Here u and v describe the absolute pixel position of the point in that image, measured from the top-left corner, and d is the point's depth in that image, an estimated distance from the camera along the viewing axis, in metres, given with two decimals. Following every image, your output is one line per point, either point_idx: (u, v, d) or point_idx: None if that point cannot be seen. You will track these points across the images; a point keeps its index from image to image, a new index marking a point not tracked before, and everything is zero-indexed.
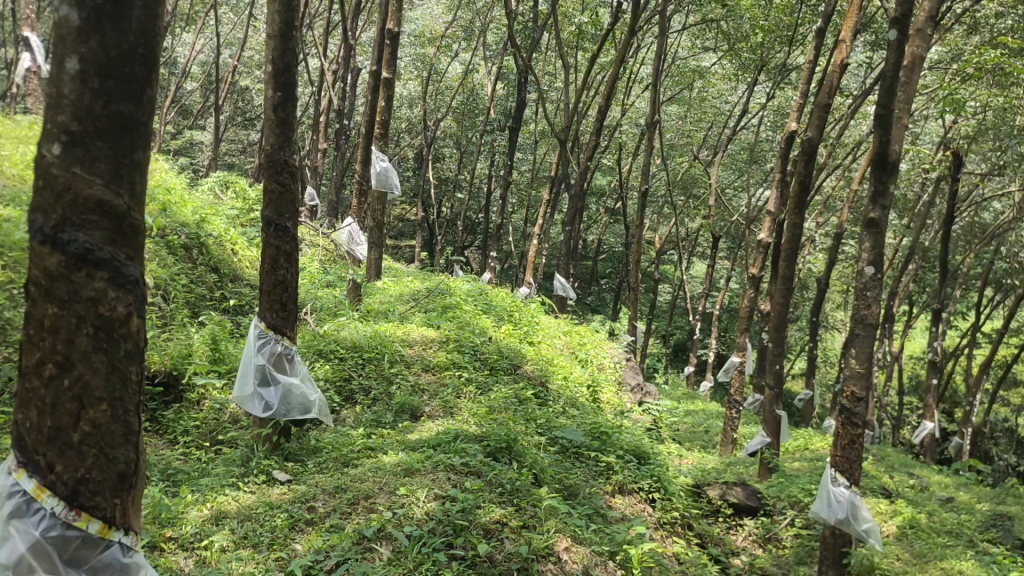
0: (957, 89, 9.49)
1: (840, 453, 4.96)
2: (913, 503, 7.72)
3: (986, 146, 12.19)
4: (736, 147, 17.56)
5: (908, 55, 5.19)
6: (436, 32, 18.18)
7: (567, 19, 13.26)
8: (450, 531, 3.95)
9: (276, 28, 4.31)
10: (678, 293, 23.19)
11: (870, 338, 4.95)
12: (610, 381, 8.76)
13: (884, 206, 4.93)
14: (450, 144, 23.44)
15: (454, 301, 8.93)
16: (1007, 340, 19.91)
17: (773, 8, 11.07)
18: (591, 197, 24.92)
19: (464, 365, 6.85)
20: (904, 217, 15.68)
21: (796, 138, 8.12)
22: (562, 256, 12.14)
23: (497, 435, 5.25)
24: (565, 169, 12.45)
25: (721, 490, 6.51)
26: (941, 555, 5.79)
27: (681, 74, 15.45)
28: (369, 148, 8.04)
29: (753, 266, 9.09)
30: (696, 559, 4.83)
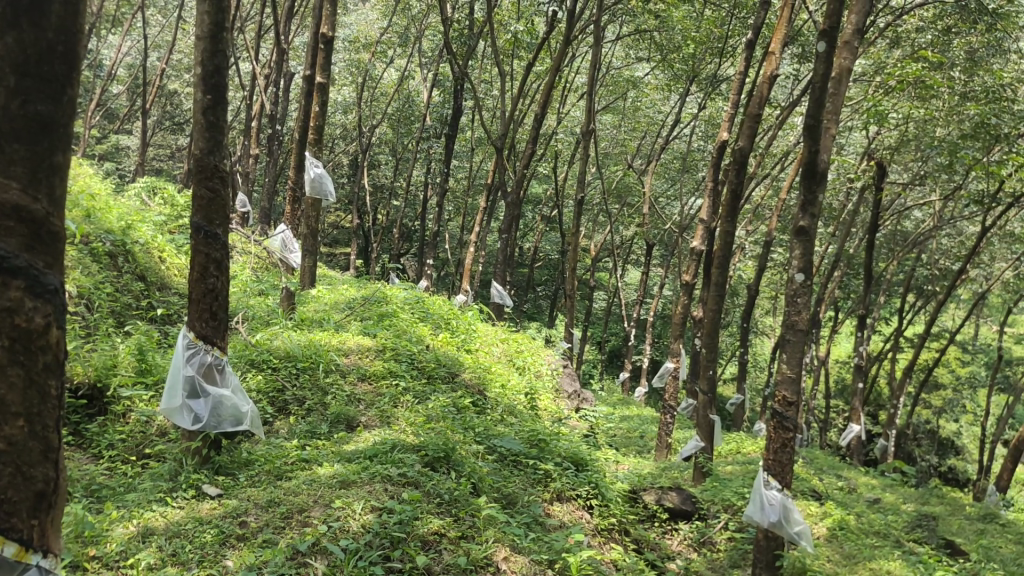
0: (881, 102, 9.80)
1: (773, 457, 5.05)
2: (842, 505, 7.90)
3: (907, 157, 12.61)
4: (669, 156, 17.85)
5: (835, 67, 5.34)
6: (371, 38, 18.04)
7: (503, 27, 13.28)
8: (387, 543, 3.89)
9: (205, 29, 4.16)
10: (613, 300, 23.43)
11: (800, 344, 5.06)
12: (547, 389, 8.76)
13: (813, 214, 5.04)
14: (385, 150, 23.31)
15: (390, 309, 8.83)
16: (928, 345, 20.61)
17: (704, 20, 11.28)
18: (527, 205, 25.04)
19: (401, 374, 6.78)
20: (830, 225, 16.13)
21: (728, 147, 8.26)
22: (499, 264, 12.14)
23: (435, 445, 5.20)
24: (502, 177, 12.44)
25: (656, 495, 6.57)
26: (870, 556, 5.94)
27: (615, 83, 15.61)
28: (302, 153, 7.91)
29: (687, 273, 9.20)
30: (634, 565, 4.86)
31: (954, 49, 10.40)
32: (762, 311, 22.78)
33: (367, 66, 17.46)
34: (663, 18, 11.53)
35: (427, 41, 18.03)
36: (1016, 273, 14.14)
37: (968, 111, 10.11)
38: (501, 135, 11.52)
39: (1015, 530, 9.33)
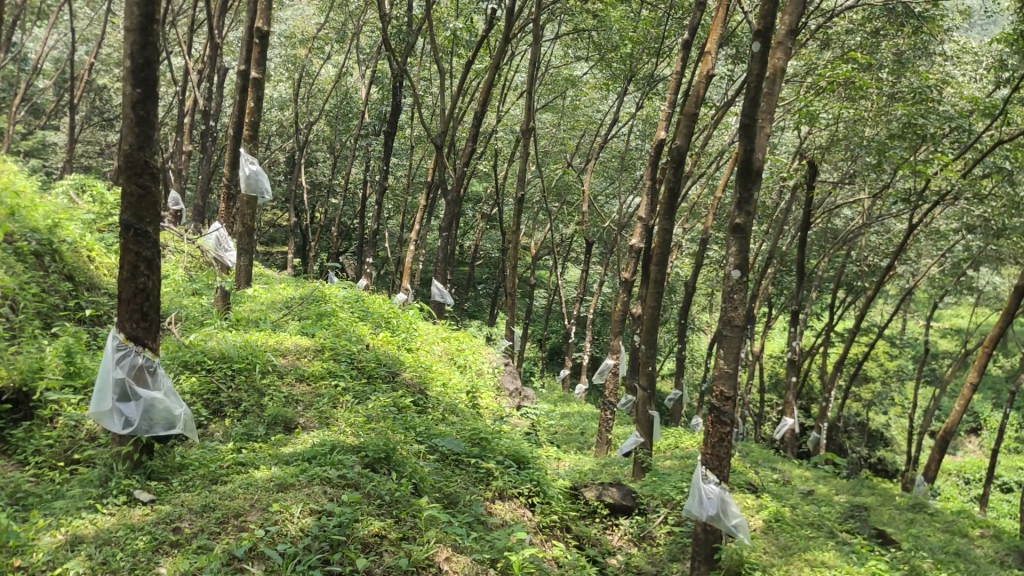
0: (813, 101, 10.04)
1: (710, 451, 5.12)
2: (778, 497, 8.06)
3: (837, 156, 12.94)
4: (607, 155, 18.00)
5: (770, 67, 5.43)
6: (308, 33, 17.80)
7: (442, 24, 13.22)
8: (327, 546, 3.84)
9: (134, 21, 4.02)
10: (553, 297, 23.53)
11: (736, 340, 5.16)
12: (488, 387, 8.75)
13: (748, 212, 5.12)
14: (323, 148, 23.04)
15: (329, 308, 8.70)
16: (858, 339, 21.18)
17: (641, 19, 11.42)
18: (467, 203, 25.00)
19: (340, 374, 6.69)
20: (764, 223, 16.46)
21: (665, 146, 8.34)
22: (439, 262, 12.07)
23: (376, 445, 5.14)
24: (442, 175, 12.36)
25: (597, 491, 6.61)
26: (804, 547, 6.07)
27: (554, 82, 15.64)
28: (237, 150, 7.75)
29: (626, 271, 9.28)
30: (576, 562, 4.89)
31: (882, 50, 10.72)
32: (698, 308, 23.15)
33: (304, 62, 17.22)
34: (601, 17, 11.59)
35: (365, 37, 17.85)
36: (942, 269, 14.61)
37: (895, 111, 10.42)
38: (441, 132, 11.46)
39: (941, 518, 9.63)
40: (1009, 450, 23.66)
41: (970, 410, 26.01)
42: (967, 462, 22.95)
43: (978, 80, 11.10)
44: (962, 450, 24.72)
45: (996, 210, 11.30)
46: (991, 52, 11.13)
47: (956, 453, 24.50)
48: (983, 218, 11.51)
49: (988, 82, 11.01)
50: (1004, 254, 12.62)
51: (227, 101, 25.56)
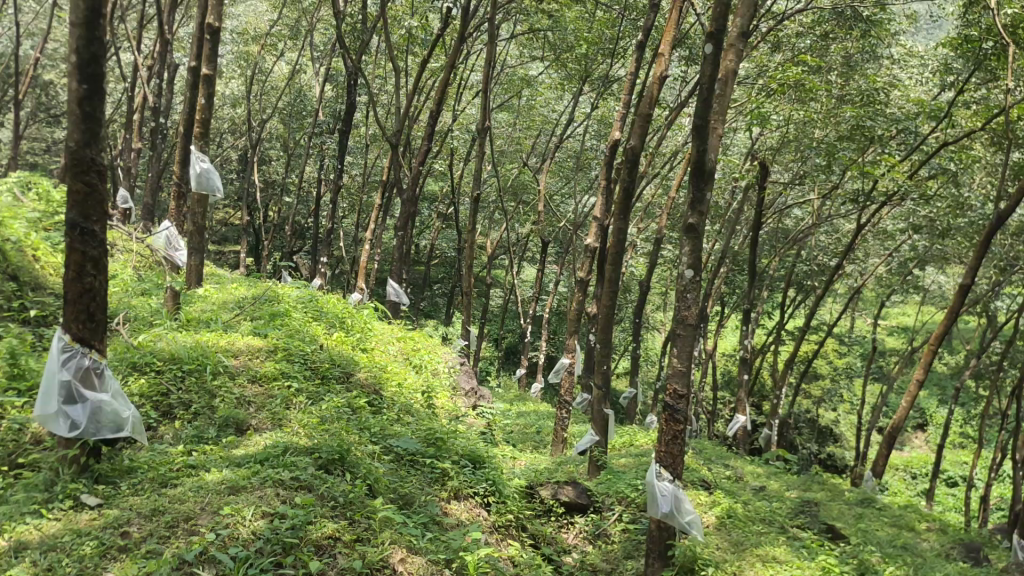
0: (764, 103, 10.20)
1: (664, 448, 5.17)
2: (731, 493, 8.16)
3: (788, 157, 13.15)
4: (563, 155, 18.06)
5: (721, 69, 5.49)
6: (261, 29, 17.58)
7: (397, 22, 13.14)
8: (279, 550, 3.81)
9: (80, 16, 3.92)
10: (509, 297, 23.55)
11: (689, 338, 5.21)
12: (444, 387, 8.73)
13: (701, 212, 5.19)
14: (276, 146, 22.79)
15: (282, 308, 8.60)
16: (809, 337, 21.55)
17: (596, 20, 11.51)
18: (422, 202, 24.91)
19: (294, 375, 6.61)
20: (717, 223, 16.67)
21: (619, 147, 8.38)
22: (395, 262, 12.00)
23: (330, 446, 5.10)
24: (398, 173, 12.29)
25: (553, 489, 6.64)
26: (756, 543, 6.15)
27: (510, 81, 15.63)
28: (188, 147, 7.62)
29: (581, 270, 9.32)
30: (531, 561, 4.92)
31: (831, 53, 10.93)
32: (653, 307, 23.36)
33: (256, 59, 16.99)
34: (555, 18, 11.63)
35: (319, 34, 17.68)
36: (889, 268, 14.93)
37: (844, 113, 10.62)
38: (396, 131, 11.39)
39: (889, 513, 9.83)
40: (954, 444, 24.23)
41: (917, 406, 26.60)
42: (914, 457, 23.46)
43: (924, 83, 11.36)
44: (909, 446, 25.25)
45: (940, 211, 11.57)
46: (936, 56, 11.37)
47: (903, 448, 25.04)
48: (928, 218, 11.79)
49: (933, 85, 11.27)
50: (949, 253, 12.93)
51: (178, 98, 25.12)
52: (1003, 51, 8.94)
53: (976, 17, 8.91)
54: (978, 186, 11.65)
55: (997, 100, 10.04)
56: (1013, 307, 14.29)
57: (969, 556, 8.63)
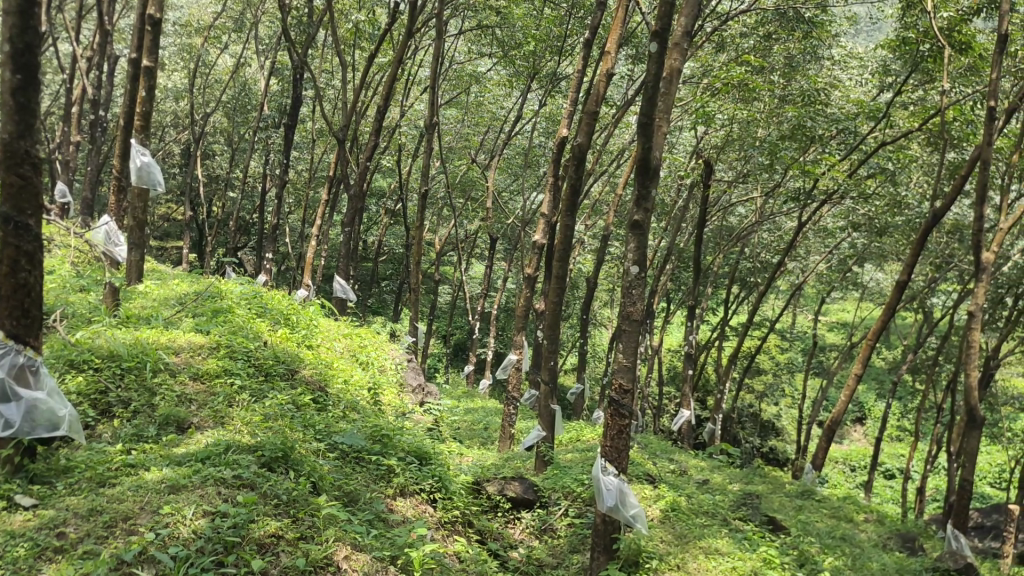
0: (708, 102, 10.37)
1: (610, 443, 5.22)
2: (675, 487, 8.28)
3: (731, 156, 13.37)
4: (511, 151, 18.09)
5: (666, 67, 5.55)
6: (204, 21, 17.19)
7: (344, 17, 13.03)
8: (221, 549, 3.76)
9: (13, 3, 3.81)
10: (457, 293, 23.53)
11: (634, 334, 5.27)
12: (391, 383, 8.69)
13: (647, 209, 5.26)
14: (221, 140, 22.46)
15: (225, 304, 8.47)
16: (752, 333, 21.95)
17: (544, 18, 11.57)
18: (370, 198, 24.76)
19: (237, 372, 6.50)
20: (662, 220, 16.89)
21: (567, 144, 8.42)
22: (342, 258, 11.89)
23: (273, 444, 5.03)
24: (345, 168, 12.17)
25: (499, 485, 6.65)
26: (700, 535, 6.25)
27: (458, 78, 15.60)
28: (128, 140, 7.45)
29: (529, 266, 9.36)
30: (477, 557, 4.95)
31: (774, 54, 11.16)
32: (600, 303, 23.57)
33: (199, 51, 16.68)
34: (503, 14, 11.65)
35: (264, 27, 17.43)
36: (829, 266, 15.28)
37: (786, 112, 10.82)
38: (343, 126, 11.27)
39: (828, 504, 10.07)
40: (892, 437, 24.86)
41: (856, 400, 27.24)
42: (853, 450, 24.04)
43: (863, 84, 11.63)
44: (848, 439, 25.82)
45: (878, 209, 11.86)
46: (876, 58, 11.63)
47: (842, 441, 25.60)
48: (866, 217, 12.09)
49: (872, 86, 11.54)
50: (886, 251, 13.26)
51: (119, 90, 24.57)
52: (938, 53, 9.20)
53: (914, 19, 9.14)
54: (915, 186, 11.96)
55: (933, 102, 10.32)
56: (946, 304, 14.71)
57: (904, 546, 8.87)
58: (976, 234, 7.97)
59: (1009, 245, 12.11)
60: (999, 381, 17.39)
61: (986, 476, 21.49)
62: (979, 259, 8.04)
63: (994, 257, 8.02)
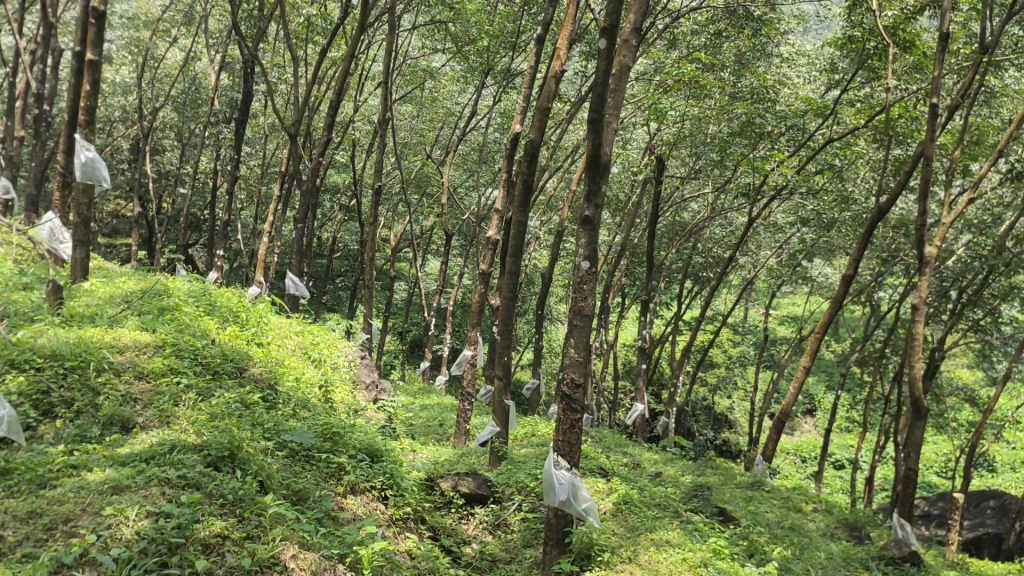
0: (660, 99, 10.49)
1: (561, 438, 5.27)
2: (627, 480, 8.33)
3: (684, 151, 13.52)
4: (466, 147, 18.06)
5: (616, 63, 5.53)
6: (152, 15, 17.00)
7: (296, 11, 12.90)
8: (164, 549, 3.73)
9: None
10: (413, 289, 23.42)
11: (586, 329, 5.32)
12: (343, 381, 8.61)
13: (596, 205, 5.31)
14: (170, 136, 22.11)
15: (172, 302, 8.33)
16: (705, 328, 22.18)
17: (497, 14, 11.60)
18: (324, 194, 24.56)
19: (183, 371, 6.38)
20: (617, 216, 17.02)
21: (520, 140, 8.42)
22: (295, 255, 11.70)
23: (220, 443, 4.95)
24: (296, 163, 12.01)
25: (453, 481, 6.62)
26: (651, 528, 6.32)
27: (411, 73, 15.50)
28: (71, 135, 7.26)
29: (483, 261, 9.34)
30: (429, 553, 4.95)
31: (724, 51, 11.33)
32: (556, 298, 23.67)
33: (147, 44, 16.35)
34: (456, 10, 11.65)
35: (215, 21, 17.18)
36: (780, 260, 15.49)
37: (736, 110, 10.97)
38: (294, 121, 11.12)
39: (778, 495, 10.23)
40: (841, 429, 25.28)
41: (806, 392, 27.71)
42: (804, 442, 24.41)
43: (810, 81, 11.84)
44: (799, 431, 26.21)
45: (826, 204, 12.05)
46: (823, 56, 11.87)
47: (793, 432, 25.99)
48: (815, 212, 12.30)
49: (820, 83, 11.78)
50: (834, 245, 13.48)
51: (64, 84, 24.07)
52: (883, 52, 9.37)
53: (860, 18, 9.28)
54: (861, 181, 12.17)
55: (879, 99, 10.51)
56: (893, 298, 15.01)
57: (851, 535, 9.02)
58: (919, 229, 8.12)
59: (951, 239, 12.39)
60: (943, 372, 17.80)
61: (932, 465, 21.96)
62: (923, 253, 8.22)
63: (936, 251, 8.22)
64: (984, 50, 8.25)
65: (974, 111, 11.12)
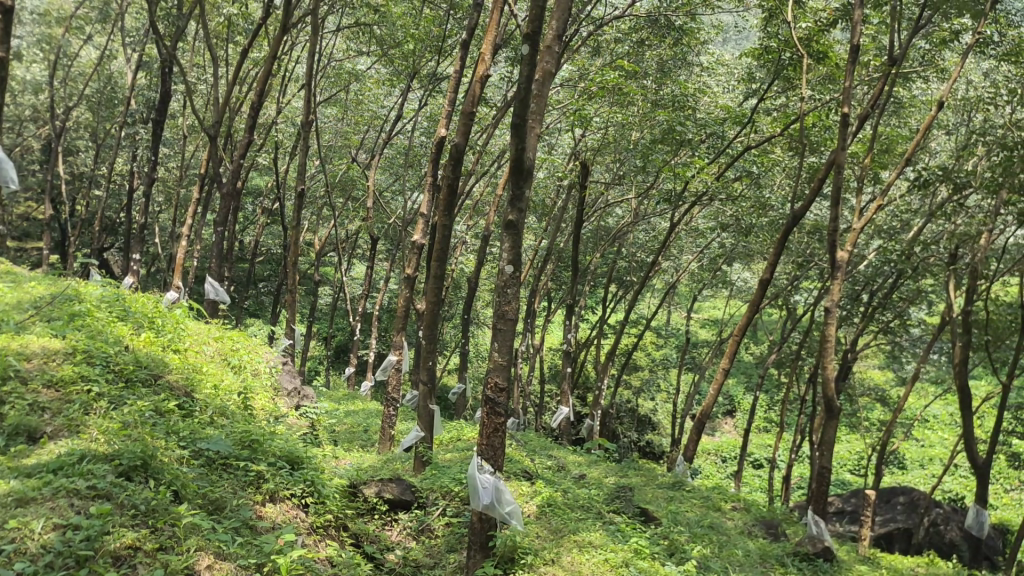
0: (585, 105, 10.62)
1: (486, 442, 5.27)
2: (551, 483, 8.39)
3: (609, 157, 13.69)
4: (392, 151, 17.98)
5: (539, 69, 5.62)
6: (65, 11, 16.53)
7: (215, 10, 12.61)
8: (73, 563, 3.62)
9: None
10: (338, 294, 23.14)
11: (510, 333, 5.36)
12: (264, 387, 8.45)
13: (520, 209, 5.36)
14: (84, 136, 21.42)
15: (83, 308, 8.04)
16: (630, 332, 22.50)
17: (423, 18, 11.56)
18: (246, 196, 24.13)
19: (95, 378, 6.19)
20: (542, 221, 17.15)
21: (445, 144, 8.40)
22: (215, 259, 11.40)
23: (132, 452, 4.81)
24: (216, 165, 11.74)
25: (376, 487, 6.56)
26: (573, 530, 6.39)
27: (337, 75, 15.35)
28: None
29: (409, 266, 9.29)
30: (350, 560, 4.90)
31: (646, 59, 11.52)
32: (483, 303, 23.73)
33: (60, 41, 15.82)
34: (382, 13, 11.57)
35: (132, 19, 16.72)
36: (701, 264, 15.83)
37: (658, 117, 11.17)
38: (214, 122, 10.87)
39: (698, 494, 10.44)
40: (760, 429, 25.94)
41: (726, 393, 28.35)
42: (725, 442, 24.96)
43: (729, 90, 12.24)
44: (720, 431, 26.80)
45: (744, 210, 12.06)
46: (742, 66, 12.22)
47: (714, 433, 26.55)
48: (733, 217, 12.30)
49: (738, 93, 12.17)
50: (752, 250, 13.83)
51: None
52: (798, 62, 9.66)
53: (776, 29, 9.56)
54: (778, 187, 12.53)
55: (794, 109, 10.83)
56: (808, 301, 15.46)
57: (767, 532, 9.26)
58: (831, 234, 8.40)
59: (862, 245, 12.85)
60: (857, 373, 18.42)
61: (845, 463, 22.71)
62: (835, 258, 8.49)
63: (848, 256, 8.51)
64: (892, 63, 8.57)
65: (883, 121, 11.58)
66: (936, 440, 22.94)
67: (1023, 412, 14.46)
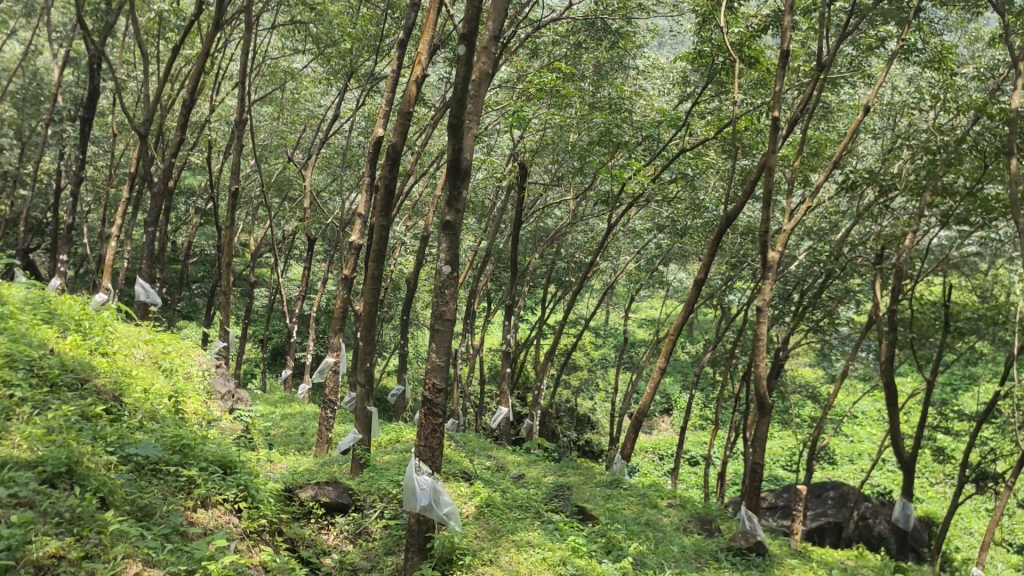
0: (523, 106, 10.66)
1: (424, 443, 5.24)
2: (489, 483, 8.39)
3: (548, 158, 13.76)
4: (329, 151, 17.80)
5: (476, 70, 5.61)
6: None
7: (146, 5, 12.31)
8: None
9: None
10: (274, 295, 22.77)
11: (448, 334, 5.35)
12: (197, 391, 8.29)
13: (457, 209, 5.33)
14: (8, 133, 20.67)
15: (5, 310, 7.77)
16: (569, 332, 22.64)
17: (360, 16, 11.43)
18: (179, 196, 23.59)
19: (17, 382, 5.98)
20: (482, 221, 17.16)
21: (382, 144, 8.31)
22: (146, 260, 11.11)
23: (57, 458, 4.67)
24: (146, 163, 11.45)
25: (312, 491, 6.48)
26: (511, 530, 6.39)
27: (272, 73, 15.11)
28: None
29: (346, 266, 9.18)
30: (284, 565, 4.84)
31: (584, 62, 11.61)
32: (422, 304, 23.63)
33: None
34: (318, 11, 11.41)
35: (58, 13, 16.23)
36: (638, 264, 16.01)
37: (595, 118, 11.27)
38: (145, 120, 10.61)
39: (635, 492, 10.55)
40: (695, 426, 26.34)
41: (663, 392, 28.72)
42: (662, 441, 25.29)
43: (665, 93, 12.46)
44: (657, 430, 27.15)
45: (680, 211, 12.40)
46: (677, 69, 12.42)
47: (652, 432, 26.86)
48: (669, 218, 12.61)
49: (674, 95, 12.39)
50: (688, 250, 14.03)
51: None
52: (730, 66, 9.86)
53: (709, 34, 9.69)
54: (712, 189, 12.75)
55: (727, 112, 11.07)
56: (742, 300, 15.76)
57: (703, 527, 9.40)
58: (763, 235, 8.57)
59: (793, 246, 13.15)
60: (789, 371, 18.86)
61: (778, 459, 23.22)
62: (767, 258, 8.67)
63: (779, 256, 8.70)
64: (821, 67, 8.76)
65: (813, 125, 11.87)
66: (865, 436, 23.61)
67: (945, 407, 14.98)
